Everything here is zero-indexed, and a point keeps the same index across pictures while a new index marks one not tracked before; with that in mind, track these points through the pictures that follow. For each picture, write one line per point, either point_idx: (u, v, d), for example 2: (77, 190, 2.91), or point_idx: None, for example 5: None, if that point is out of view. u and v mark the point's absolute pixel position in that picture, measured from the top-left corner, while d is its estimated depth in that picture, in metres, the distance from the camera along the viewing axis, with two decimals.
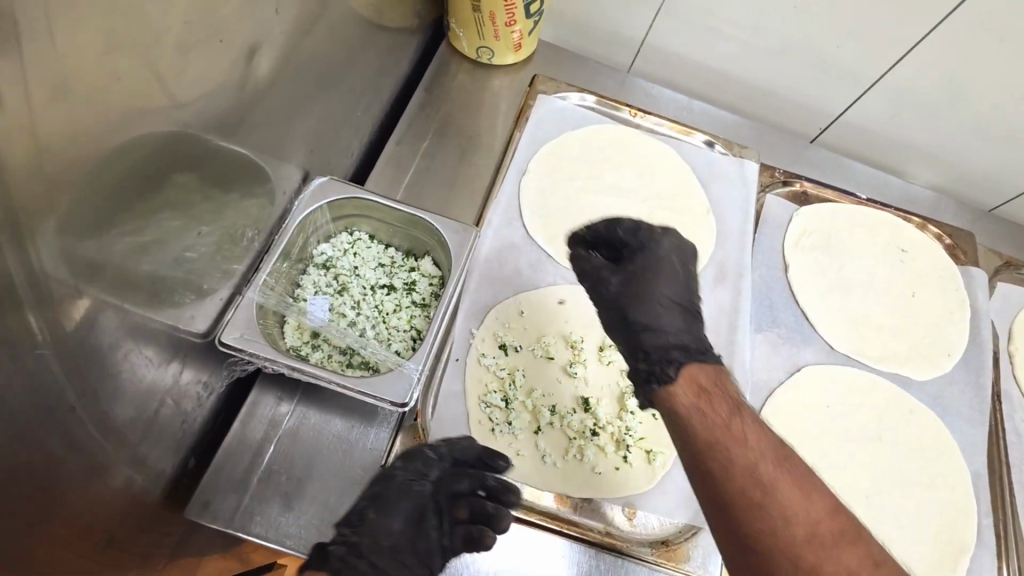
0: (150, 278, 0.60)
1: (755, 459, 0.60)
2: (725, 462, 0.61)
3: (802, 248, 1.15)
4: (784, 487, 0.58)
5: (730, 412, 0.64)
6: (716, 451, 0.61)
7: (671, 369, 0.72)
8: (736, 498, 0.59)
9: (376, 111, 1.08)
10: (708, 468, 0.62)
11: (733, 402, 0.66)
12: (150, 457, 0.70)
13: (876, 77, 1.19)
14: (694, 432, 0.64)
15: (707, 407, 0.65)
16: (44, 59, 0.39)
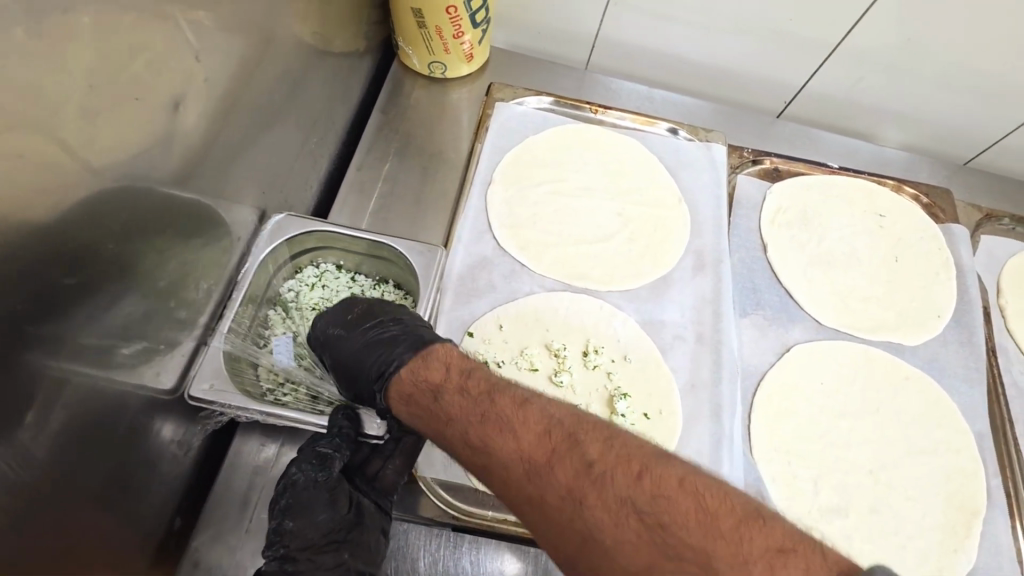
0: (98, 345, 0.58)
1: (566, 475, 0.57)
2: (526, 482, 0.57)
3: (779, 226, 1.13)
4: (594, 503, 0.54)
5: (459, 399, 0.63)
6: (537, 480, 0.57)
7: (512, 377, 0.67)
8: (578, 522, 0.54)
9: (332, 139, 1.07)
10: (556, 499, 0.56)
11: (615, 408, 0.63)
12: (125, 525, 0.68)
13: (834, 44, 1.17)
14: (487, 458, 0.60)
15: (427, 383, 0.67)
16: None
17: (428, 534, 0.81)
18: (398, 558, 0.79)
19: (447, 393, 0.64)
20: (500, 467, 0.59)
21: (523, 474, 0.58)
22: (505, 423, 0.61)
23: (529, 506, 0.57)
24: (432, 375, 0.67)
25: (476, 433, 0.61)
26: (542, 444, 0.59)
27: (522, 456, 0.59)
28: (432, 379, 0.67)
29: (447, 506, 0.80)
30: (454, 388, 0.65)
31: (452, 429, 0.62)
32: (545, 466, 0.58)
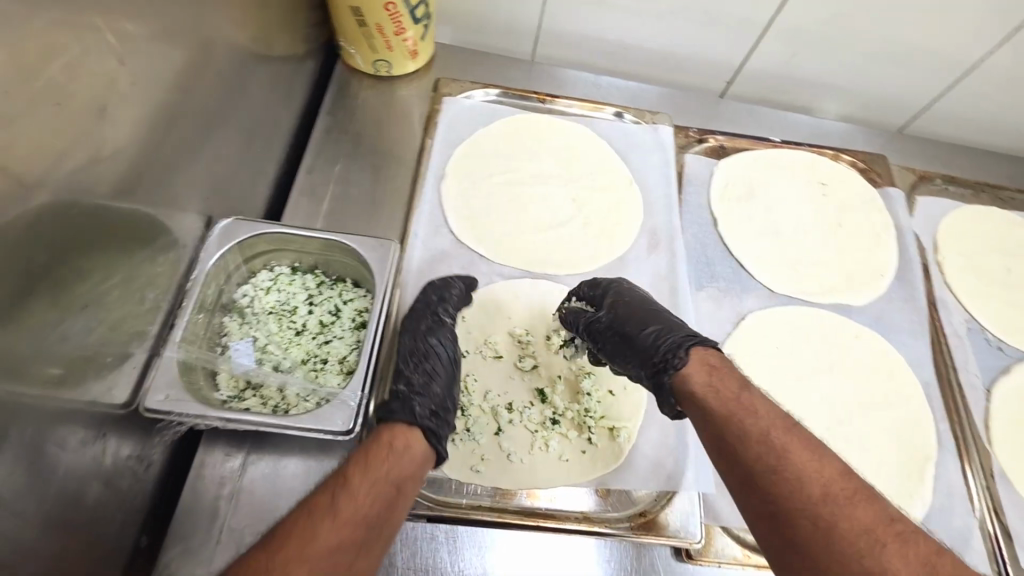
0: (43, 363, 0.56)
1: (867, 521, 0.59)
2: (791, 473, 0.63)
3: (728, 200, 1.17)
4: (893, 550, 0.57)
5: (739, 396, 0.70)
6: (778, 450, 0.65)
7: (682, 353, 0.77)
8: (832, 536, 0.59)
9: (279, 143, 1.06)
10: (827, 505, 0.61)
11: (742, 387, 0.72)
12: (88, 547, 0.66)
13: (767, 23, 1.22)
14: (749, 448, 0.66)
15: (723, 386, 0.72)
16: None
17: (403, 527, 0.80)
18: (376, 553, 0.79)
19: (699, 386, 0.74)
20: (759, 449, 0.66)
21: (797, 465, 0.64)
22: (758, 415, 0.68)
23: (802, 514, 0.61)
24: (700, 380, 0.74)
25: (751, 424, 0.68)
26: (797, 441, 0.66)
27: (789, 453, 0.65)
28: (694, 378, 0.75)
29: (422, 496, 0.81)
30: (737, 391, 0.71)
31: (731, 422, 0.68)
32: (839, 485, 0.62)
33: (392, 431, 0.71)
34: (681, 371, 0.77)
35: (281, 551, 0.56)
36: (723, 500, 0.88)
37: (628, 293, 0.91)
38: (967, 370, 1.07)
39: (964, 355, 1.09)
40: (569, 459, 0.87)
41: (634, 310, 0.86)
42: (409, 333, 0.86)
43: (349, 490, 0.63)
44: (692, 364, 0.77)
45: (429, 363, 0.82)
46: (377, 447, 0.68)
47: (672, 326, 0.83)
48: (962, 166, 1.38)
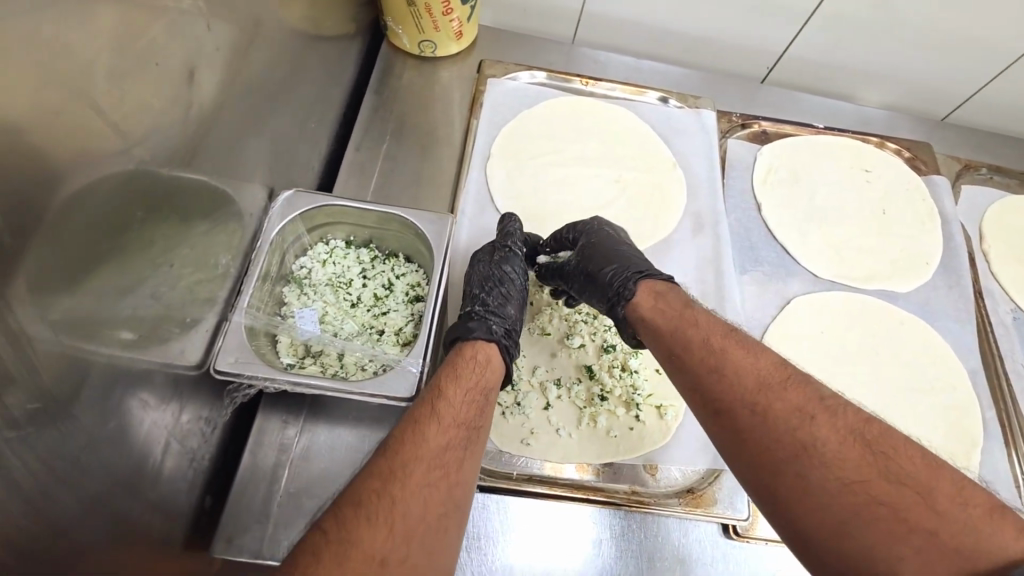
0: (129, 320, 0.58)
1: (797, 402, 0.63)
2: (728, 370, 0.69)
3: (771, 185, 1.17)
4: (823, 422, 0.61)
5: (685, 313, 0.76)
6: (715, 355, 0.71)
7: (630, 288, 0.82)
8: (765, 414, 0.63)
9: (329, 121, 1.07)
10: (761, 391, 0.66)
11: (687, 301, 0.79)
12: (163, 499, 0.68)
13: (812, 9, 1.20)
14: (694, 350, 0.72)
15: (669, 305, 0.79)
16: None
17: None
18: None
19: (647, 312, 0.79)
20: (701, 353, 0.72)
21: (734, 360, 0.70)
22: (701, 324, 0.75)
23: (741, 407, 0.66)
24: (648, 307, 0.80)
25: (697, 327, 0.74)
26: (730, 343, 0.71)
27: (727, 346, 0.71)
28: (643, 306, 0.80)
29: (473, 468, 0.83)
30: (682, 308, 0.77)
31: (676, 334, 0.75)
32: (776, 375, 0.67)
33: (470, 346, 0.77)
34: (630, 301, 0.82)
35: (401, 452, 0.61)
36: None
37: (596, 233, 0.92)
38: (1015, 359, 1.06)
39: (1011, 344, 1.07)
40: (617, 435, 0.87)
41: (598, 249, 0.88)
42: (480, 262, 0.90)
43: (445, 397, 0.68)
44: (642, 297, 0.81)
45: (503, 291, 0.86)
46: (463, 361, 0.75)
47: (627, 265, 0.85)
48: (1009, 156, 1.36)
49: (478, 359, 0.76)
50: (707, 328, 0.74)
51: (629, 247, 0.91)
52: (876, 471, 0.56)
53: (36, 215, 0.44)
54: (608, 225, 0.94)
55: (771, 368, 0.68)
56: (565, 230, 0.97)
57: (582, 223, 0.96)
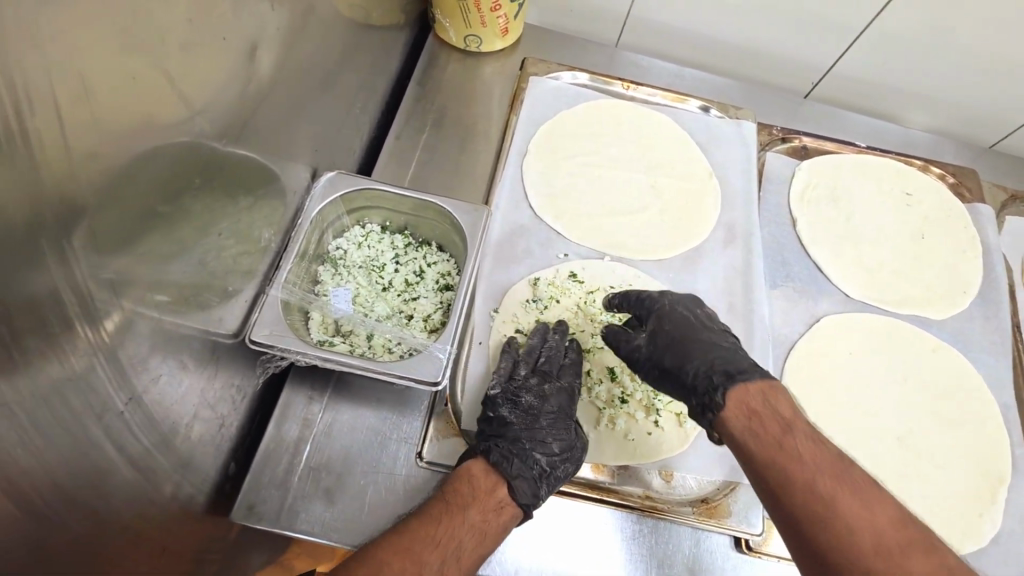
0: (176, 285, 0.60)
1: None
2: (841, 529, 0.53)
3: (808, 201, 1.15)
4: None
5: (780, 438, 0.61)
6: (823, 504, 0.55)
7: (716, 396, 0.69)
8: (852, 555, 0.52)
9: (372, 108, 1.09)
10: (840, 513, 0.54)
11: (788, 418, 0.63)
12: (196, 461, 0.70)
13: (864, 26, 1.18)
14: (768, 454, 0.60)
15: (765, 429, 0.62)
16: (72, 76, 0.41)
17: None
18: None
19: (739, 430, 0.65)
20: (805, 498, 0.56)
21: (809, 476, 0.57)
22: (806, 461, 0.58)
23: (852, 575, 0.52)
24: (739, 426, 0.65)
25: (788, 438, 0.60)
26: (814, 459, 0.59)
27: (809, 457, 0.59)
28: (733, 423, 0.66)
29: None
30: (776, 423, 0.63)
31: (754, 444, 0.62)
32: (897, 536, 0.52)
33: (492, 479, 0.70)
34: (720, 413, 0.68)
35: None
36: None
37: (670, 316, 0.83)
38: None
39: None
40: (634, 438, 0.87)
41: (673, 342, 0.79)
42: (539, 370, 0.85)
43: (458, 551, 0.61)
44: (731, 407, 0.67)
45: (548, 416, 0.80)
46: (488, 503, 0.67)
47: (714, 360, 0.74)
48: None
49: (494, 498, 0.68)
50: (811, 464, 0.58)
51: (712, 333, 0.80)
52: None
53: (107, 176, 0.46)
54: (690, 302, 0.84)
55: (892, 527, 0.53)
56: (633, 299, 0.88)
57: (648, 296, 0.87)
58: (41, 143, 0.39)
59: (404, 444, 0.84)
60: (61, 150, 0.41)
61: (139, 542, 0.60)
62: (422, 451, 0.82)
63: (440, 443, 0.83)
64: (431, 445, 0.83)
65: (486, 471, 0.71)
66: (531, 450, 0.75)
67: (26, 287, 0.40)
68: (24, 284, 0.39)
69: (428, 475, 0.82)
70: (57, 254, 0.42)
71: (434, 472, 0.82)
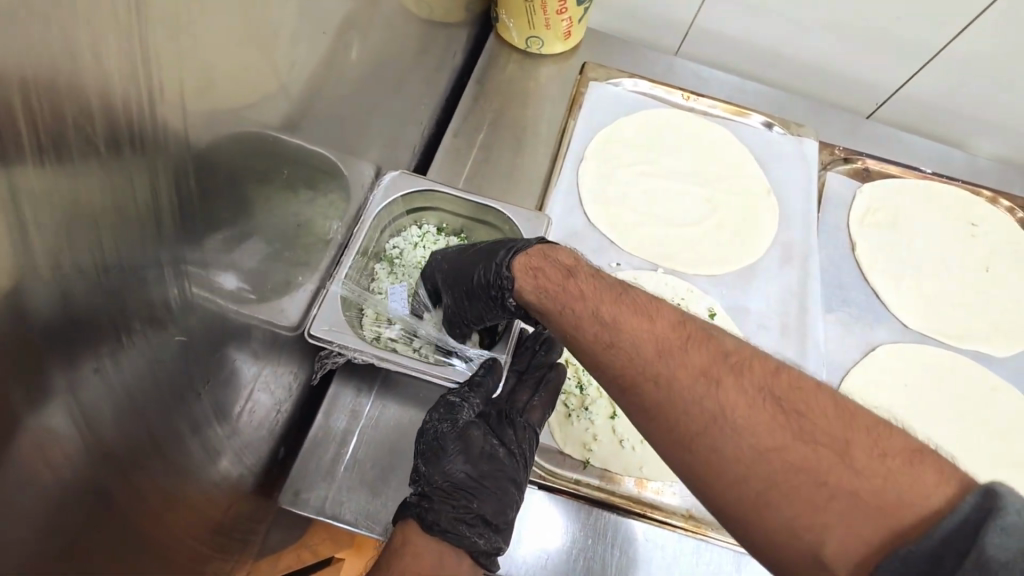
0: (248, 273, 0.62)
1: (857, 447, 0.47)
2: (780, 433, 0.49)
3: (869, 225, 1.12)
4: (861, 444, 0.48)
5: (566, 283, 0.64)
6: (764, 411, 0.51)
7: None
8: (917, 483, 0.45)
9: (432, 104, 1.09)
10: (851, 439, 0.48)
11: (727, 348, 0.56)
12: (251, 446, 0.72)
13: (938, 48, 1.14)
14: (616, 357, 0.57)
15: (671, 341, 0.57)
16: (186, 63, 0.43)
17: None
18: None
19: (533, 293, 0.66)
20: (744, 418, 0.50)
21: (736, 392, 0.51)
22: (741, 374, 0.53)
23: (797, 479, 0.47)
24: (530, 285, 0.67)
25: (613, 347, 0.58)
26: (679, 338, 0.57)
27: (698, 372, 0.53)
28: (526, 289, 0.67)
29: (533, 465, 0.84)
30: (566, 280, 0.64)
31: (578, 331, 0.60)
32: (835, 411, 0.50)
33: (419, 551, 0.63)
34: (516, 291, 0.68)
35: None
36: None
37: None
38: None
39: None
40: None
41: None
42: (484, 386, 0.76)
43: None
44: (519, 273, 0.68)
45: (450, 455, 0.70)
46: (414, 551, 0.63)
47: None
48: None
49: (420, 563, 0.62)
50: (746, 385, 0.52)
51: None
52: (908, 472, 0.46)
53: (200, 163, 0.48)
54: (451, 247, 0.80)
55: (813, 420, 0.49)
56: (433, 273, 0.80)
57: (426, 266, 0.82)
58: (148, 123, 0.40)
59: None
60: (166, 137, 0.43)
61: (198, 517, 0.61)
62: None
63: None
64: None
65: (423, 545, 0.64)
66: (444, 508, 0.66)
67: (125, 266, 0.41)
68: (127, 259, 0.41)
69: None
70: (151, 235, 0.44)
71: None
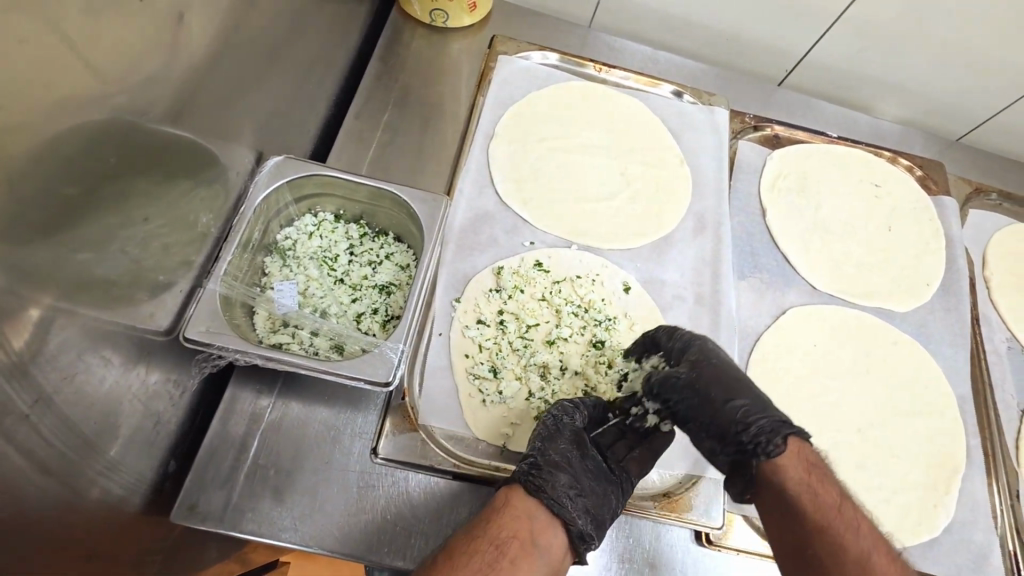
0: (97, 279, 0.56)
1: None
2: None
3: (778, 191, 1.14)
4: None
5: (840, 505, 0.66)
6: None
7: (779, 442, 0.69)
8: None
9: (329, 85, 1.03)
10: None
11: (812, 486, 0.67)
12: (126, 464, 0.66)
13: (838, 13, 1.14)
14: (840, 560, 0.62)
15: (820, 491, 0.67)
16: None
17: (427, 483, 0.79)
18: (396, 509, 0.77)
19: (796, 482, 0.67)
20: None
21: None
22: (854, 528, 0.64)
23: None
24: (796, 475, 0.68)
25: (839, 554, 0.63)
26: (835, 500, 0.66)
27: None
28: (791, 473, 0.68)
29: (447, 454, 0.81)
30: (840, 500, 0.67)
31: (829, 531, 0.64)
32: None
33: (502, 516, 0.65)
34: (775, 462, 0.69)
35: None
36: None
37: (713, 353, 0.79)
38: (1004, 389, 1.05)
39: (1001, 374, 1.06)
40: None
41: (720, 373, 0.76)
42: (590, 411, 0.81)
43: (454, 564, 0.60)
44: (788, 456, 0.69)
45: (562, 444, 0.75)
46: (499, 511, 0.66)
47: (760, 404, 0.73)
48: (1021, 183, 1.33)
49: (497, 528, 0.64)
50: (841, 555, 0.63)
51: (739, 372, 0.78)
52: None
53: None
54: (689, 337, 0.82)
55: None
56: (676, 338, 0.83)
57: (688, 334, 0.82)
58: None
59: (358, 439, 0.81)
60: None
61: (60, 551, 0.56)
62: (376, 447, 0.79)
63: (394, 439, 0.80)
64: (387, 441, 0.80)
65: (505, 506, 0.67)
66: (552, 483, 0.70)
67: None
68: None
69: (384, 472, 0.79)
70: None
71: (390, 468, 0.79)
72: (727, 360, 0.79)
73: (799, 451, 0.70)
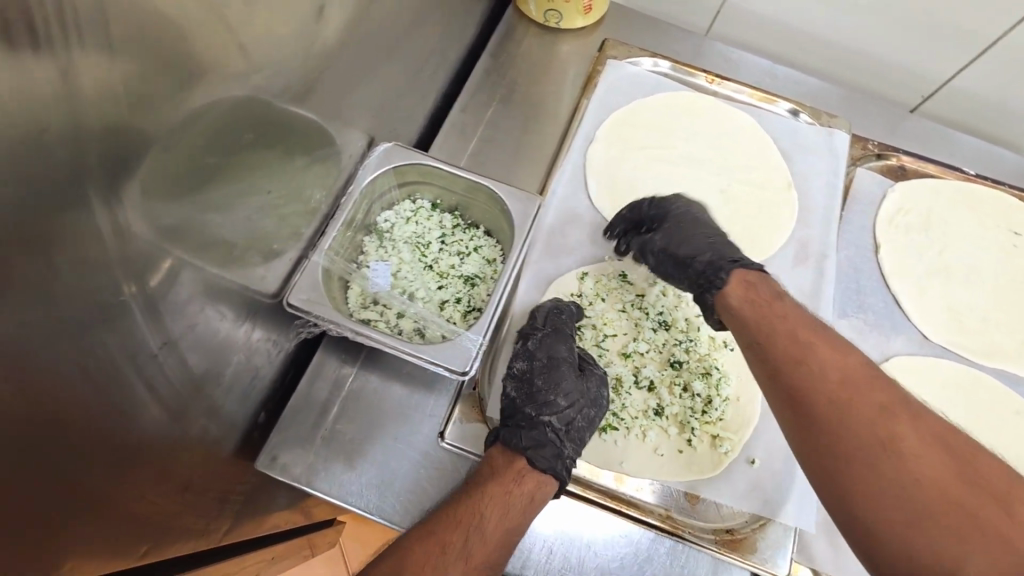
0: (223, 240, 0.61)
1: (879, 396, 0.57)
2: (814, 364, 0.62)
3: (897, 227, 1.05)
4: (908, 423, 0.55)
5: (773, 301, 0.71)
6: (804, 360, 0.63)
7: (723, 275, 0.79)
8: (911, 435, 0.54)
9: (440, 78, 1.07)
10: (854, 397, 0.58)
11: (768, 295, 0.73)
12: (223, 409, 0.72)
13: (995, 37, 1.02)
14: (777, 346, 0.66)
15: (759, 296, 0.73)
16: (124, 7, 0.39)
17: None
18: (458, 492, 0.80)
19: (736, 302, 0.75)
20: (784, 347, 0.65)
21: (839, 392, 0.59)
22: (788, 317, 0.68)
23: (820, 396, 0.59)
24: (738, 296, 0.76)
25: (775, 339, 0.66)
26: (776, 305, 0.71)
27: (840, 373, 0.60)
28: (733, 295, 0.76)
29: None
30: (772, 300, 0.72)
31: (765, 329, 0.68)
32: (861, 373, 0.60)
33: (535, 474, 0.72)
34: (721, 291, 0.79)
35: None
36: (820, 542, 0.82)
37: (687, 219, 0.91)
38: None
39: None
40: (664, 454, 0.83)
41: (688, 233, 0.88)
42: (546, 346, 0.81)
43: (453, 545, 0.63)
44: (732, 286, 0.78)
45: (525, 408, 0.77)
46: (479, 482, 0.70)
47: (722, 250, 0.84)
48: None
49: (531, 485, 0.71)
50: (777, 341, 0.66)
51: (712, 228, 0.90)
52: (902, 421, 0.55)
53: (147, 123, 0.45)
54: (675, 207, 0.93)
55: (846, 359, 0.62)
56: (643, 204, 0.96)
57: (660, 201, 0.95)
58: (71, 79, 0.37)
59: (428, 420, 0.84)
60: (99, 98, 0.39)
61: (167, 478, 0.62)
62: (444, 431, 0.82)
63: (462, 426, 0.82)
64: (454, 426, 0.82)
65: (531, 469, 0.72)
66: (520, 439, 0.73)
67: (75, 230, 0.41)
68: (71, 224, 0.40)
69: (449, 454, 0.81)
70: (104, 200, 0.42)
71: (456, 453, 0.81)
72: (699, 219, 0.91)
73: (750, 275, 0.78)
